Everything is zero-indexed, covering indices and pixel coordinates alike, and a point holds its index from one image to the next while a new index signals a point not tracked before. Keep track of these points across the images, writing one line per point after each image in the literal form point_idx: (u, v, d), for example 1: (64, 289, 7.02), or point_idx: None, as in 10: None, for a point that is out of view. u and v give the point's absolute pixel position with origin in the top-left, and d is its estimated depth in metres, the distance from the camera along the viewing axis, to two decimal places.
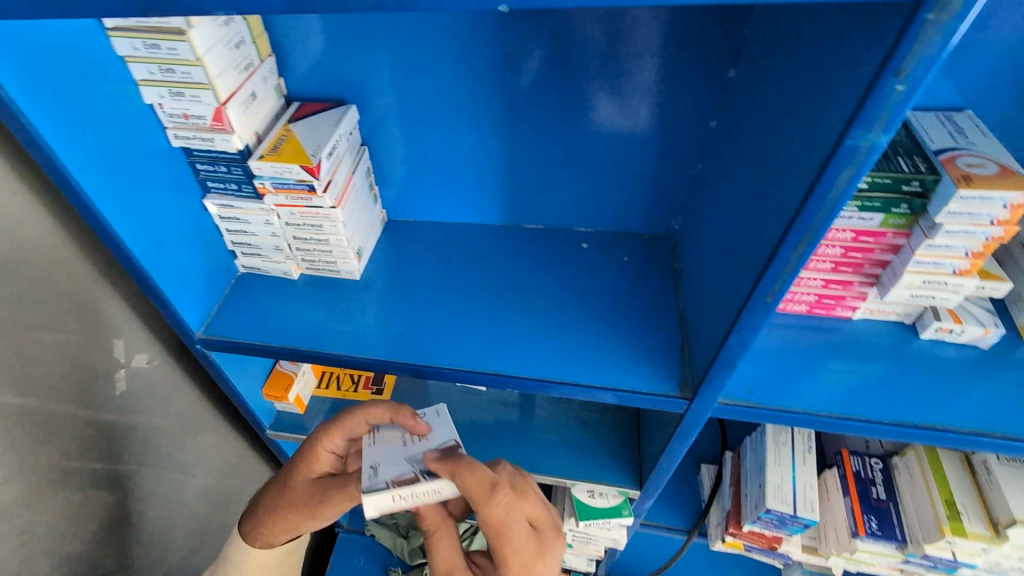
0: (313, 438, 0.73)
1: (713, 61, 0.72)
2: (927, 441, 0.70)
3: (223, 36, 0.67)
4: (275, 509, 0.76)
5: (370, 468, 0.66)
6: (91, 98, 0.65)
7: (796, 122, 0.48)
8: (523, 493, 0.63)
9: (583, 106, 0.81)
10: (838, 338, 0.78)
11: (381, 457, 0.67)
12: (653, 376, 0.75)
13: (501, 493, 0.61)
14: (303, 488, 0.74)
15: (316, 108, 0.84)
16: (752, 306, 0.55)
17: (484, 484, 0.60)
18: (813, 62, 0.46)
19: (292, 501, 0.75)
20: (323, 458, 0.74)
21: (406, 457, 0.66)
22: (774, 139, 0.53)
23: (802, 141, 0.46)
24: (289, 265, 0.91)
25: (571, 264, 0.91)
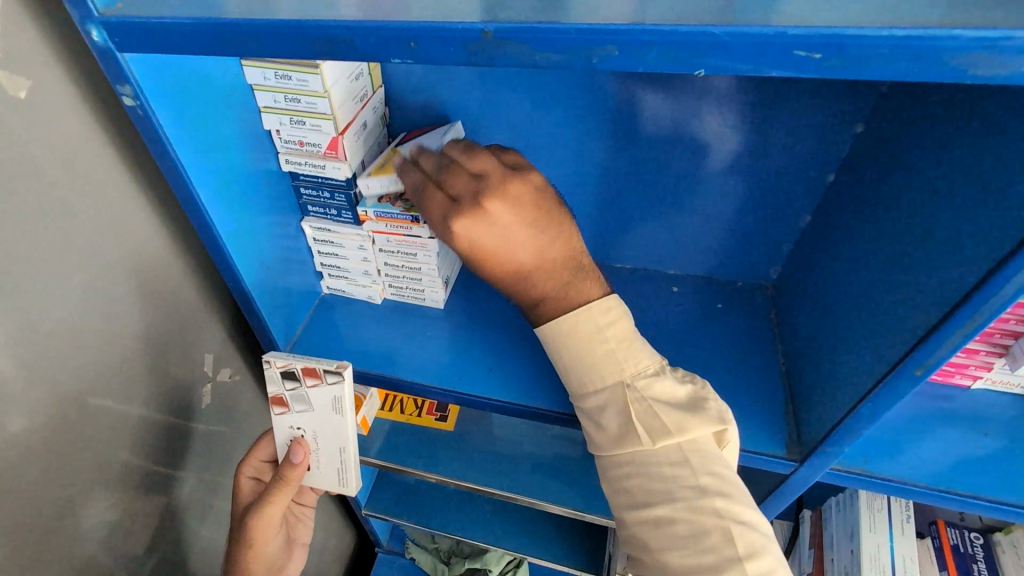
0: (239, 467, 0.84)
1: (842, 117, 0.70)
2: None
3: (346, 68, 0.68)
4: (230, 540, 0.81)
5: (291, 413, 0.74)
6: (226, 125, 0.66)
7: (982, 200, 0.45)
8: (510, 190, 0.57)
9: (693, 152, 0.79)
10: (952, 408, 0.75)
11: (306, 422, 0.74)
12: (755, 433, 0.72)
13: (483, 181, 0.58)
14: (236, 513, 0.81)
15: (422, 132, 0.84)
16: (896, 376, 0.52)
17: (468, 186, 0.58)
18: (1011, 139, 0.44)
19: (234, 533, 0.80)
20: (243, 487, 0.82)
21: (309, 401, 0.72)
22: (941, 211, 0.50)
23: (991, 220, 0.44)
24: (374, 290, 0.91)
25: (661, 307, 0.88)
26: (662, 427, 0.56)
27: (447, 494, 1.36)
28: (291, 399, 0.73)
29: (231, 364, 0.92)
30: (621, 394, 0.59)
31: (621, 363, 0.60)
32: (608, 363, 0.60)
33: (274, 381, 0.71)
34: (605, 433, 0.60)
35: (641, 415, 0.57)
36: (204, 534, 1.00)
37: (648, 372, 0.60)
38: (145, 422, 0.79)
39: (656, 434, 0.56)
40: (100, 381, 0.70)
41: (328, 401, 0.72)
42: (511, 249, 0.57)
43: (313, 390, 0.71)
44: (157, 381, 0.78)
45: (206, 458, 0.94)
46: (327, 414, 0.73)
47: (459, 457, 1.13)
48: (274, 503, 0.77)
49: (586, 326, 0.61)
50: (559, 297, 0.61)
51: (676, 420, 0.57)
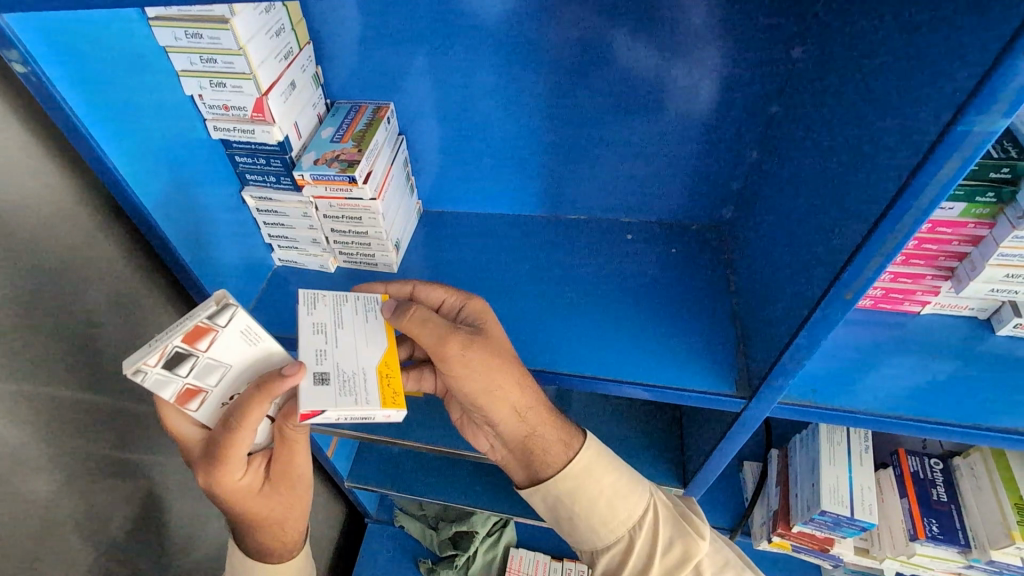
0: (213, 484, 0.62)
1: (776, 45, 0.69)
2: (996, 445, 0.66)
3: (263, 23, 0.65)
4: (268, 522, 0.69)
5: (207, 394, 0.59)
6: (143, 93, 0.63)
7: (896, 111, 0.44)
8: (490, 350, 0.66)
9: (633, 94, 0.77)
10: (904, 335, 0.75)
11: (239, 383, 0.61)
12: (708, 372, 0.72)
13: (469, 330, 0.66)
14: (259, 504, 0.66)
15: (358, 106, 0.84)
16: (827, 304, 0.52)
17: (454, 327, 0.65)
18: (921, 42, 0.43)
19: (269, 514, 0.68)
20: (241, 481, 0.64)
21: (220, 366, 0.58)
22: (863, 127, 0.49)
23: (907, 131, 0.43)
24: (326, 258, 0.89)
25: (614, 256, 0.88)
26: (666, 551, 0.71)
27: (428, 460, 1.37)
28: (198, 381, 0.57)
29: None
30: (627, 534, 0.72)
31: (622, 515, 0.72)
32: (612, 523, 0.72)
33: (165, 382, 0.55)
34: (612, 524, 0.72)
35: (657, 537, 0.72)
36: (180, 516, 1.00)
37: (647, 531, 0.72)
38: (97, 406, 0.78)
39: (665, 548, 0.71)
40: (42, 366, 0.69)
41: (234, 347, 0.58)
42: (498, 395, 0.67)
43: (211, 350, 0.56)
44: (106, 364, 0.77)
45: (171, 439, 0.94)
46: (249, 356, 0.60)
47: (431, 422, 1.13)
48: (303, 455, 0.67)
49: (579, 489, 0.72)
50: (544, 449, 0.73)
51: (666, 534, 0.72)
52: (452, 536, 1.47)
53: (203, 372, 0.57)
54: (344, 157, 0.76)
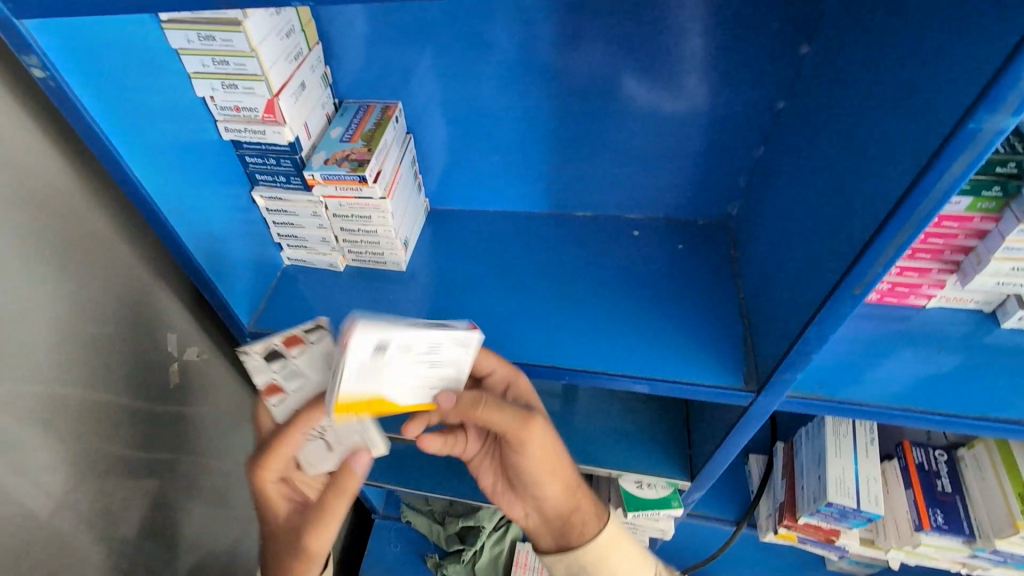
0: (254, 480, 0.73)
1: (783, 42, 0.69)
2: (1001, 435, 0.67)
3: (274, 25, 0.66)
4: (290, 539, 0.76)
5: (283, 395, 0.69)
6: (156, 94, 0.64)
7: (905, 108, 0.45)
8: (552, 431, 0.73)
9: (640, 93, 0.78)
10: (909, 328, 0.76)
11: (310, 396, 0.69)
12: (716, 367, 0.73)
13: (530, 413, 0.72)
14: (288, 522, 0.75)
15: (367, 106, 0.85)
16: (836, 298, 0.52)
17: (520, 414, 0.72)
18: (930, 39, 0.43)
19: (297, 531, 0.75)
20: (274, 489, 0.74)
21: (305, 377, 0.69)
22: (872, 124, 0.50)
23: (918, 127, 0.43)
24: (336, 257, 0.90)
25: (622, 253, 0.88)
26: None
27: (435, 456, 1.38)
28: (283, 380, 0.68)
29: (196, 341, 0.91)
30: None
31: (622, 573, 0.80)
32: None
33: (260, 371, 0.68)
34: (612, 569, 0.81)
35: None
36: (192, 514, 1.01)
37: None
38: (111, 405, 0.78)
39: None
40: (56, 365, 0.69)
41: (320, 359, 0.69)
42: (554, 470, 0.76)
43: (300, 359, 0.68)
44: (118, 364, 0.78)
45: (183, 438, 0.94)
46: (327, 377, 0.69)
47: None
48: (335, 501, 0.72)
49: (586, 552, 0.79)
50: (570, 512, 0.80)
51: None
52: (459, 531, 1.48)
53: (293, 374, 0.69)
54: (353, 156, 0.77)
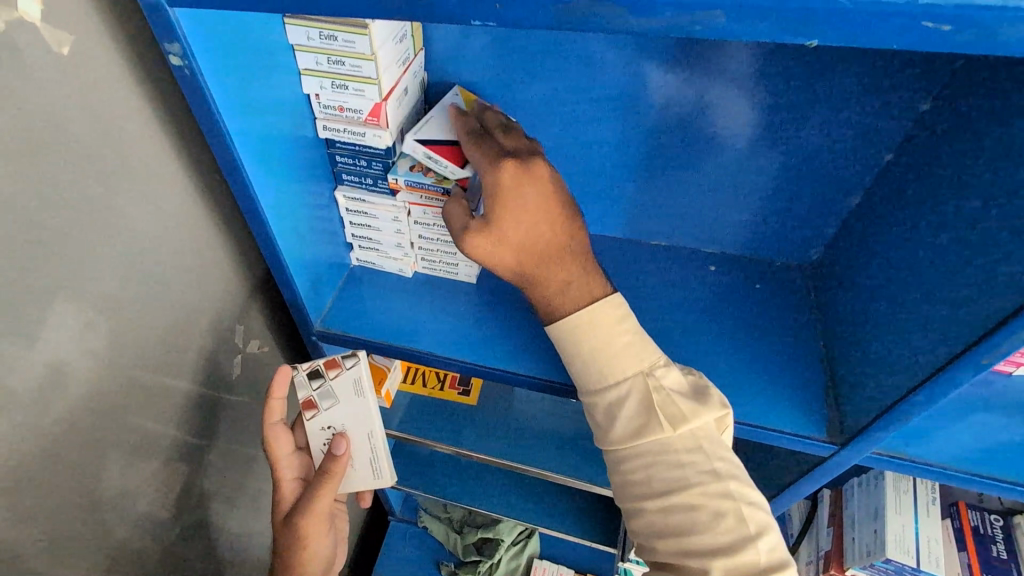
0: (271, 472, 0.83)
1: (906, 98, 0.67)
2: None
3: (392, 31, 0.65)
4: (283, 540, 0.82)
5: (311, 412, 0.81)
6: (270, 88, 0.63)
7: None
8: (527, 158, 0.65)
9: (743, 132, 0.77)
10: (990, 394, 0.75)
11: (337, 417, 0.81)
12: (798, 415, 0.72)
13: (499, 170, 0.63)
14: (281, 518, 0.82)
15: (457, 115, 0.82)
16: (958, 365, 0.52)
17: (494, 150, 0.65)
18: None
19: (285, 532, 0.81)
20: (288, 490, 0.82)
21: (331, 399, 0.80)
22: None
23: None
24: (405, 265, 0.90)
25: (697, 286, 0.87)
26: (680, 414, 0.61)
27: (463, 464, 1.37)
28: (317, 398, 0.80)
29: (260, 333, 0.90)
30: (643, 385, 0.63)
31: (637, 357, 0.64)
32: (628, 356, 0.64)
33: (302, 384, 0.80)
34: (621, 425, 0.63)
35: (661, 407, 0.61)
36: (232, 503, 1.00)
37: (659, 362, 0.65)
38: (179, 392, 0.78)
39: (676, 421, 0.61)
40: (140, 350, 0.69)
41: (344, 389, 0.80)
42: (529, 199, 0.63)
43: (336, 381, 0.80)
44: (191, 352, 0.77)
45: (234, 429, 0.93)
46: (354, 401, 0.80)
47: (480, 430, 1.12)
48: (319, 499, 0.78)
49: (604, 315, 0.65)
50: (580, 291, 0.66)
51: (691, 408, 0.62)
52: (477, 541, 1.47)
53: (323, 393, 0.80)
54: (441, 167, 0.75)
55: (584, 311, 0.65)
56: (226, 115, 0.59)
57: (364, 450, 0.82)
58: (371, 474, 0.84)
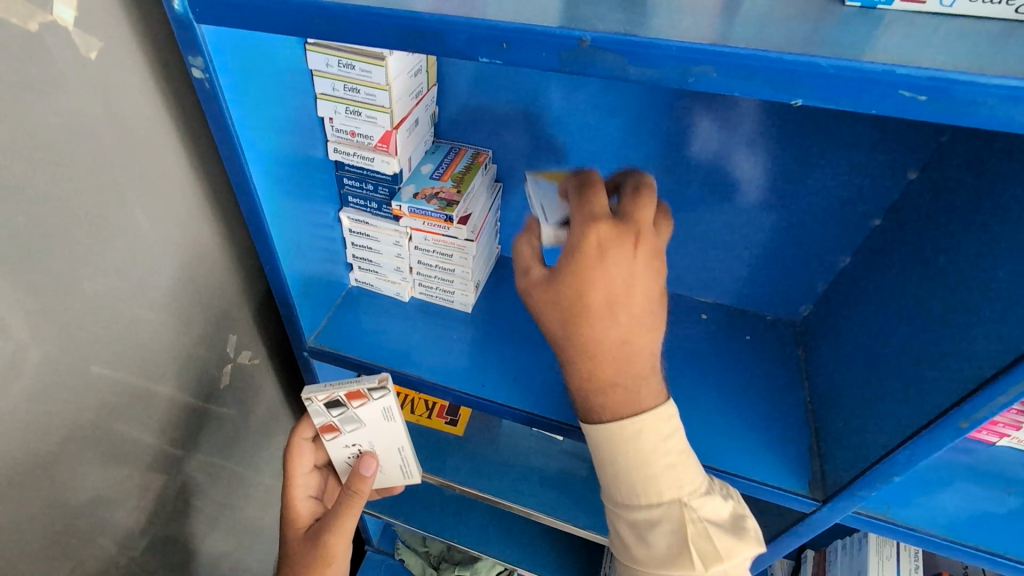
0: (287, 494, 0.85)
1: (895, 165, 0.70)
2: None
3: (408, 64, 0.68)
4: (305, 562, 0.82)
5: (334, 435, 0.78)
6: (284, 108, 0.66)
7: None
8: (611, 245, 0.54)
9: (739, 185, 0.79)
10: (974, 463, 0.75)
11: (361, 437, 0.79)
12: (781, 468, 0.71)
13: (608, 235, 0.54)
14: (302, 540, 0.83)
15: (459, 150, 0.85)
16: (938, 426, 0.52)
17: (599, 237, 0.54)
18: None
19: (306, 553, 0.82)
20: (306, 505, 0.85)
21: (356, 424, 0.77)
22: (1011, 268, 0.49)
23: None
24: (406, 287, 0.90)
25: (688, 333, 0.88)
26: (714, 552, 0.58)
27: (445, 497, 1.34)
28: (339, 422, 0.77)
29: (252, 345, 0.90)
30: (679, 514, 0.59)
31: (677, 483, 0.60)
32: (667, 480, 0.60)
33: (320, 414, 0.75)
34: (651, 550, 0.60)
35: (696, 540, 0.59)
36: (205, 517, 0.97)
37: (700, 489, 0.61)
38: (164, 398, 0.77)
39: (709, 559, 0.58)
40: (131, 351, 0.69)
41: (370, 414, 0.76)
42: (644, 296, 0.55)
43: (359, 409, 0.75)
44: (181, 359, 0.77)
45: (214, 440, 0.92)
46: (379, 425, 0.78)
47: (463, 462, 1.11)
48: (346, 516, 0.80)
49: (650, 434, 0.58)
50: (625, 395, 0.57)
51: (727, 545, 0.59)
52: None
53: (346, 419, 0.76)
54: (442, 195, 0.78)
55: (620, 423, 0.58)
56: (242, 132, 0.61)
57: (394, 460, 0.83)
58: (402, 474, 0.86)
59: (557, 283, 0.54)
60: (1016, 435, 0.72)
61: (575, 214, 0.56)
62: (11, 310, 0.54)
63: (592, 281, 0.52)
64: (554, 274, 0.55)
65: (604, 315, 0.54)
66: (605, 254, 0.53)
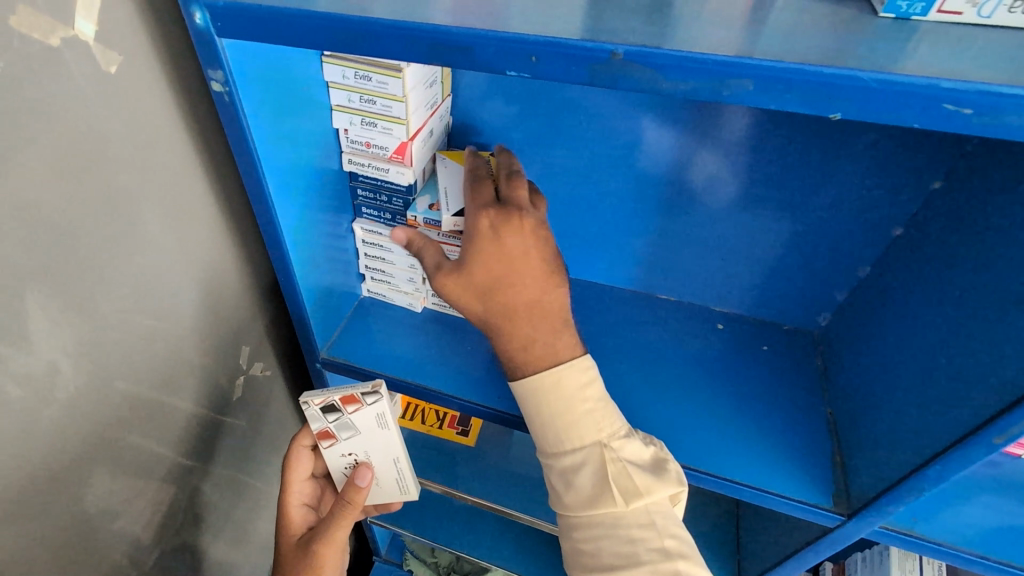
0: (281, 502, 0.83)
1: (916, 175, 0.69)
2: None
3: (424, 76, 0.68)
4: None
5: (329, 442, 0.78)
6: (300, 120, 0.66)
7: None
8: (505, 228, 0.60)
9: (755, 194, 0.78)
10: (1000, 477, 0.73)
11: (357, 446, 0.79)
12: (803, 482, 0.70)
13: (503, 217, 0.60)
14: (292, 550, 0.81)
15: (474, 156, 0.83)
16: (971, 443, 0.51)
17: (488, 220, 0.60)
18: None
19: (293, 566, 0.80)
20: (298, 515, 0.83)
21: (351, 431, 0.77)
22: None
23: None
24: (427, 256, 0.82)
25: (703, 343, 0.87)
26: (635, 489, 0.60)
27: (455, 509, 1.33)
28: (335, 428, 0.76)
29: (264, 357, 0.89)
30: (599, 455, 0.62)
31: (596, 425, 0.63)
32: (587, 424, 0.62)
33: (316, 418, 0.75)
34: (576, 492, 0.62)
35: (616, 478, 0.61)
36: (217, 530, 0.97)
37: (619, 432, 0.63)
38: (178, 411, 0.77)
39: (630, 496, 0.60)
40: (146, 365, 0.68)
41: (365, 421, 0.76)
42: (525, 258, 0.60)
43: (355, 415, 0.75)
44: (195, 371, 0.77)
45: (225, 453, 0.91)
46: (374, 433, 0.77)
47: (475, 474, 1.10)
48: (338, 527, 0.78)
49: (569, 382, 0.62)
50: (545, 352, 0.62)
51: (647, 483, 0.61)
52: None
53: (341, 425, 0.76)
54: None
55: (542, 375, 0.62)
56: (259, 146, 0.61)
57: (388, 471, 0.82)
58: (398, 489, 0.85)
59: (465, 271, 0.60)
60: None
61: (469, 208, 0.62)
62: (28, 326, 0.53)
63: (489, 258, 0.59)
64: (461, 263, 0.60)
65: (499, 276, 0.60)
66: (498, 231, 0.59)
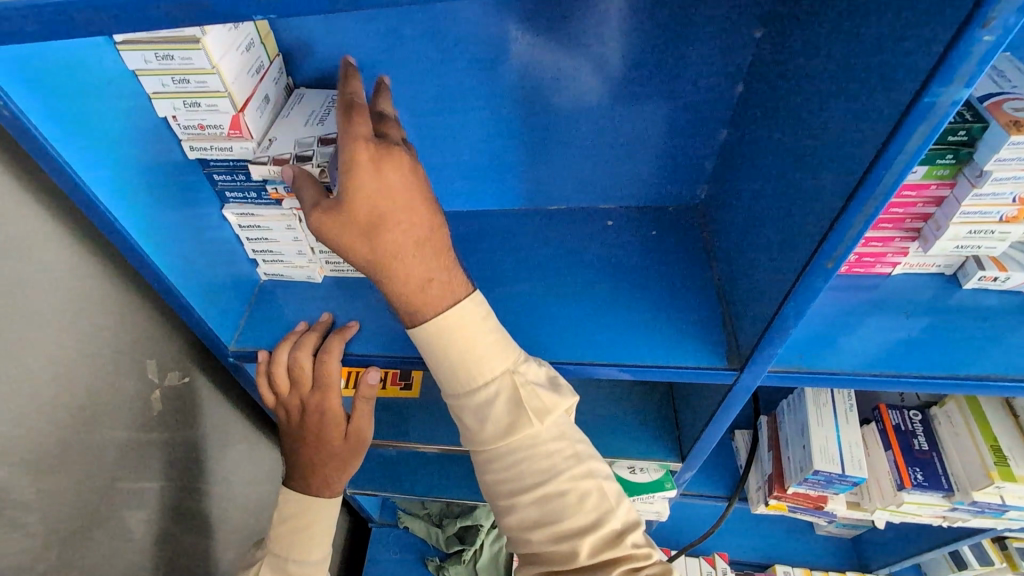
0: (316, 397, 0.82)
1: (738, 29, 0.71)
2: (996, 393, 0.69)
3: (234, 40, 0.65)
4: (320, 449, 0.85)
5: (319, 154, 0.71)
6: (110, 115, 0.63)
7: (863, 86, 0.46)
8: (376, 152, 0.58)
9: (603, 83, 0.78)
10: (878, 296, 0.78)
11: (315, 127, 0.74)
12: (699, 349, 0.74)
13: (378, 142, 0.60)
14: (331, 434, 0.84)
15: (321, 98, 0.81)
16: (810, 273, 0.54)
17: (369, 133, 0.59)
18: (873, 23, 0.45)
19: (315, 462, 0.86)
20: (332, 413, 0.83)
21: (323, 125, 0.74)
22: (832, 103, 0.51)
23: (876, 101, 0.45)
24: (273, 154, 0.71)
25: (597, 242, 0.89)
26: (543, 407, 0.66)
27: (427, 459, 1.38)
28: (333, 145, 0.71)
29: (178, 365, 0.87)
30: (510, 381, 0.65)
31: (503, 357, 0.66)
32: (496, 356, 0.65)
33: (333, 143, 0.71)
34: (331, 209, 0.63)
35: (528, 399, 0.65)
36: (189, 542, 0.97)
37: (522, 359, 0.68)
38: (95, 441, 0.76)
39: (542, 413, 0.66)
40: (35, 403, 0.67)
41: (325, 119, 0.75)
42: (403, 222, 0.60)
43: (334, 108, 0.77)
44: (102, 395, 0.76)
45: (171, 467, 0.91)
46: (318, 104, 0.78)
47: (429, 420, 1.14)
48: (366, 427, 0.87)
49: (454, 327, 0.64)
50: (372, 189, 0.58)
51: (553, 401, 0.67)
52: (458, 531, 1.48)
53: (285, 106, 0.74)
54: None
55: (440, 319, 0.63)
56: (65, 148, 0.59)
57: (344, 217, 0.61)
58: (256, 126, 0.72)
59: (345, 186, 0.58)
60: (997, 276, 0.73)
61: (340, 139, 0.59)
62: None
63: (370, 174, 0.58)
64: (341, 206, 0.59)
65: (371, 158, 0.58)
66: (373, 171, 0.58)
